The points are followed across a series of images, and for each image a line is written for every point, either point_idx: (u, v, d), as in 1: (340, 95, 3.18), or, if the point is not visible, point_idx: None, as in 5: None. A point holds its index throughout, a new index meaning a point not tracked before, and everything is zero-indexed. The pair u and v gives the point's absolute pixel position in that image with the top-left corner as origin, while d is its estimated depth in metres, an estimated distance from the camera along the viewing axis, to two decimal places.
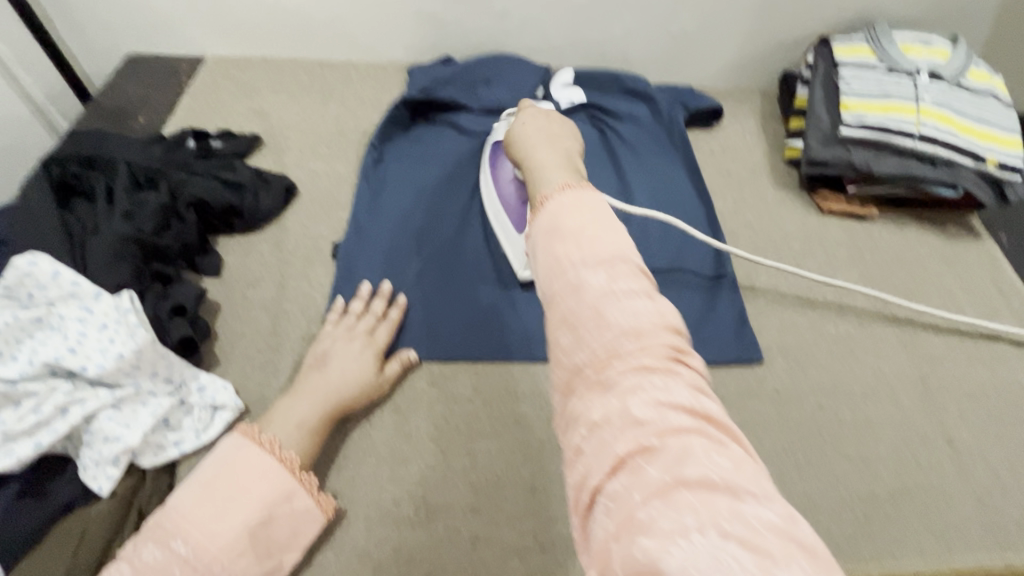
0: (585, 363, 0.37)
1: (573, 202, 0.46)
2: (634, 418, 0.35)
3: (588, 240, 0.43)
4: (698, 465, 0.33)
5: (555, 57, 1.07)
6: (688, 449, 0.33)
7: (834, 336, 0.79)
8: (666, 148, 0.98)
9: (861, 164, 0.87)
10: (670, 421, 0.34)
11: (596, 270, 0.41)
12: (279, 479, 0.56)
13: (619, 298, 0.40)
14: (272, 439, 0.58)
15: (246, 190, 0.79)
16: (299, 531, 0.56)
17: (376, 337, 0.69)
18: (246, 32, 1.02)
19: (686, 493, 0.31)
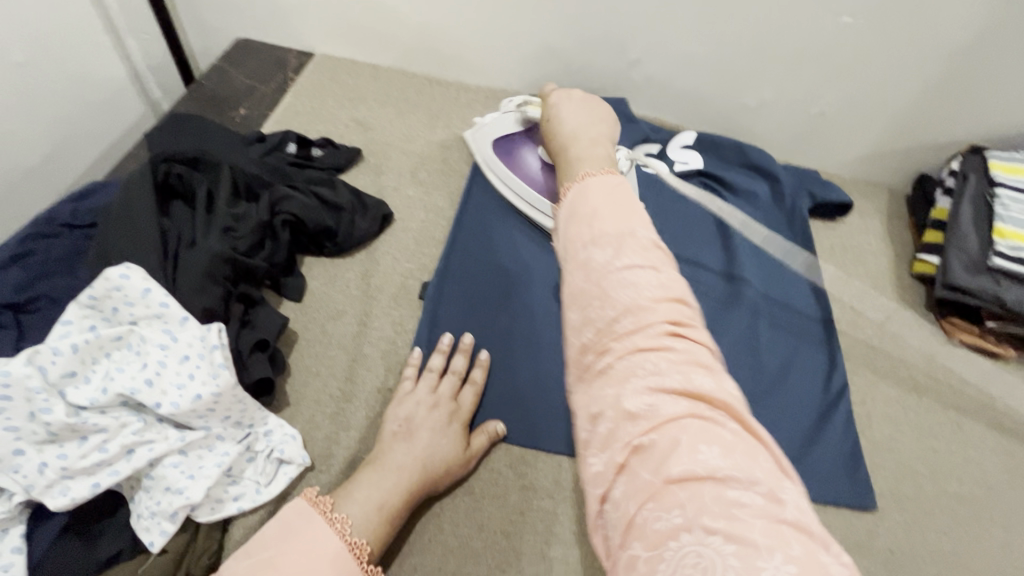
0: (597, 326, 0.37)
1: (596, 185, 0.43)
2: (625, 411, 0.33)
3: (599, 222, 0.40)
4: (696, 422, 0.32)
5: (676, 116, 1.00)
6: (691, 437, 0.32)
7: (958, 495, 0.69)
8: (784, 236, 0.90)
9: (1013, 303, 0.77)
10: (662, 410, 0.33)
11: (607, 248, 0.39)
12: (343, 570, 0.48)
13: (634, 242, 0.39)
14: (344, 518, 0.51)
15: (344, 213, 0.73)
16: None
17: (462, 404, 0.62)
18: (361, 36, 0.97)
19: (675, 491, 0.30)
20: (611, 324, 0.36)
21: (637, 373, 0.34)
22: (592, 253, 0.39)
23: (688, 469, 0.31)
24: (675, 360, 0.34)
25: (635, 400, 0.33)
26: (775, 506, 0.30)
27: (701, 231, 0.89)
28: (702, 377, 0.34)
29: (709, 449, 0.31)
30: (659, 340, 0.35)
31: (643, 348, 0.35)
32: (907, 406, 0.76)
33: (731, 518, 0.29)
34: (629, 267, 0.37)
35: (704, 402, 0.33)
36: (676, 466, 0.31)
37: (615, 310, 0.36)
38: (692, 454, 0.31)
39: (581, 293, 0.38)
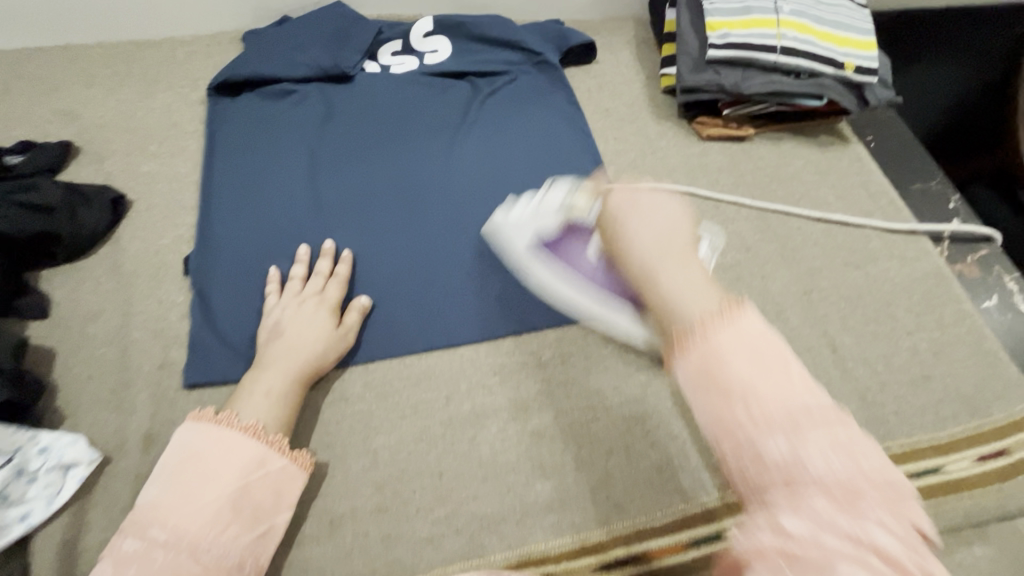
0: (740, 446, 0.37)
1: (646, 202, 0.53)
2: (765, 446, 0.36)
3: (656, 269, 0.46)
4: (822, 431, 0.36)
5: (412, 6, 0.97)
6: (821, 468, 0.34)
7: (722, 265, 0.80)
8: (544, 90, 0.92)
9: (731, 87, 0.86)
10: (775, 445, 0.36)
11: (703, 307, 0.42)
12: (247, 446, 0.53)
13: (756, 329, 0.40)
14: (229, 413, 0.55)
15: (60, 212, 0.67)
16: (283, 492, 0.54)
17: (328, 295, 0.67)
18: (30, 16, 0.85)
19: (818, 501, 0.34)
20: (769, 452, 0.36)
21: (752, 389, 0.38)
22: (738, 360, 0.39)
23: (840, 491, 0.34)
24: (818, 443, 0.35)
25: (780, 448, 0.36)
26: (885, 515, 0.33)
27: (462, 109, 0.88)
28: (768, 388, 0.37)
29: (825, 458, 0.35)
30: (793, 397, 0.37)
31: (727, 355, 0.39)
32: None
33: (829, 476, 0.34)
34: (741, 358, 0.39)
35: (801, 387, 0.38)
36: (812, 544, 0.32)
37: (780, 419, 0.36)
38: (808, 477, 0.34)
39: (719, 373, 0.39)
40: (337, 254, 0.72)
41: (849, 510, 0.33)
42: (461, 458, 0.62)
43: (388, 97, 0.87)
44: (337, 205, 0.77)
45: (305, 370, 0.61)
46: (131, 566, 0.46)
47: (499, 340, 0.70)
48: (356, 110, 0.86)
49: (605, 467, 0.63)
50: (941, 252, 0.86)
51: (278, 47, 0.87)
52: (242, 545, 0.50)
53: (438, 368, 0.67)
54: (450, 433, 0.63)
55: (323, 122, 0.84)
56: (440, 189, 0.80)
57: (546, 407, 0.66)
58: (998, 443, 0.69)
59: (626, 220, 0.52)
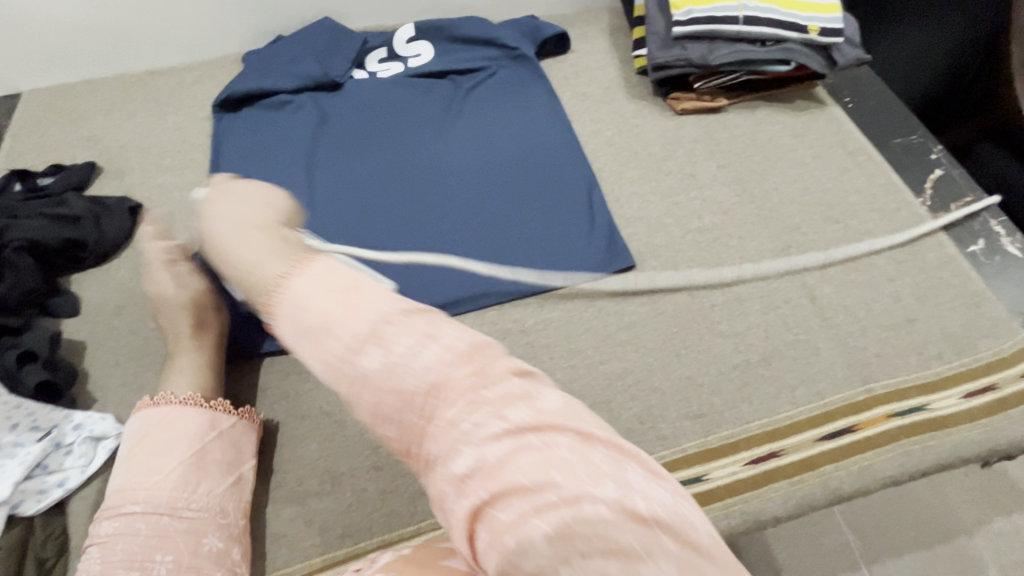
0: (517, 476, 0.31)
1: (309, 281, 0.39)
2: (479, 445, 0.32)
3: (303, 307, 0.37)
4: (572, 438, 0.32)
5: (394, 16, 1.04)
6: (550, 483, 0.30)
7: (700, 228, 0.82)
8: (522, 80, 0.97)
9: (698, 59, 0.89)
10: (492, 456, 0.31)
11: (367, 348, 0.35)
12: (192, 415, 0.58)
13: (363, 342, 0.35)
14: (164, 393, 0.60)
15: (85, 221, 0.75)
16: (240, 447, 0.60)
17: (248, 285, 0.72)
18: (56, 56, 0.95)
19: (538, 519, 0.29)
20: (506, 452, 0.31)
21: (405, 380, 0.34)
22: (506, 391, 0.34)
23: (531, 493, 0.30)
24: (567, 475, 0.31)
25: (467, 439, 0.32)
26: (622, 518, 0.29)
27: (445, 104, 0.94)
28: (476, 398, 0.33)
29: (542, 463, 0.31)
30: (473, 390, 0.33)
31: (394, 355, 0.35)
32: (651, 179, 0.88)
33: (551, 505, 0.30)
34: (512, 384, 0.34)
35: (501, 391, 0.34)
36: (521, 533, 0.29)
37: (519, 415, 0.33)
38: (516, 470, 0.31)
39: (377, 381, 0.34)
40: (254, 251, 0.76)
41: (576, 510, 0.29)
42: None
43: (376, 100, 0.94)
44: (333, 200, 0.83)
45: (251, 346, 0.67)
46: (117, 542, 0.51)
47: (485, 311, 0.75)
48: (346, 114, 0.92)
49: None
50: (923, 202, 0.86)
51: (273, 62, 0.95)
52: (216, 496, 0.56)
53: None
54: None
55: (317, 126, 0.90)
56: (427, 179, 0.86)
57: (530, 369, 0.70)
58: (985, 379, 0.70)
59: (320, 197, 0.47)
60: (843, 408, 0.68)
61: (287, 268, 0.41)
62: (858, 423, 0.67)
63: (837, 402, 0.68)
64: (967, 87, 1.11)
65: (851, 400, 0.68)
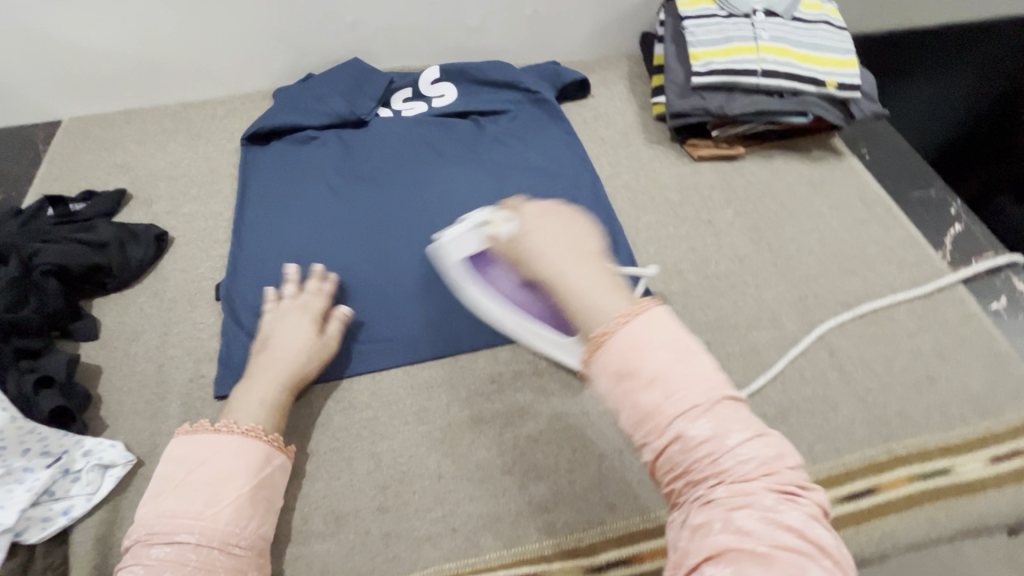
0: (777, 546, 0.37)
1: (647, 328, 0.43)
2: (732, 505, 0.39)
3: (642, 348, 0.43)
4: (808, 521, 0.39)
5: (420, 57, 1.07)
6: (788, 555, 0.37)
7: (715, 275, 0.82)
8: (542, 123, 0.99)
9: (716, 109, 0.91)
10: (757, 520, 0.38)
11: (696, 418, 0.41)
12: (253, 449, 0.59)
13: (681, 364, 0.43)
14: (228, 421, 0.60)
15: (112, 248, 0.77)
16: (286, 482, 0.62)
17: (314, 308, 0.72)
18: (97, 88, 0.99)
19: (761, 572, 0.36)
20: (780, 529, 0.38)
21: (721, 451, 0.41)
22: (789, 485, 0.40)
23: (768, 555, 0.37)
24: (785, 544, 0.37)
25: (727, 498, 0.40)
26: None
27: (466, 143, 0.96)
28: (735, 458, 0.40)
29: (792, 544, 0.37)
30: (768, 476, 0.40)
31: (725, 435, 0.41)
32: (667, 224, 0.88)
33: (786, 565, 0.36)
34: (792, 477, 0.41)
35: (784, 484, 0.40)
36: (742, 562, 0.37)
37: (779, 504, 0.39)
38: (761, 538, 0.38)
39: (666, 433, 0.41)
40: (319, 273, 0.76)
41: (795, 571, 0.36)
42: (460, 460, 0.65)
43: (399, 137, 0.96)
44: (352, 232, 0.85)
45: (266, 375, 0.66)
46: (165, 570, 0.51)
47: (497, 349, 0.74)
48: (371, 150, 0.95)
49: (599, 469, 0.65)
50: (943, 256, 0.85)
51: (303, 99, 0.98)
52: (260, 532, 0.57)
53: (438, 377, 0.71)
54: (449, 437, 0.67)
55: (342, 161, 0.93)
56: (445, 215, 0.87)
57: (542, 412, 0.69)
58: (1010, 444, 0.67)
59: (524, 228, 0.52)
60: (864, 467, 0.66)
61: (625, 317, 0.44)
62: (880, 484, 0.65)
63: (857, 461, 0.66)
64: (972, 151, 1.20)
65: (872, 460, 0.66)
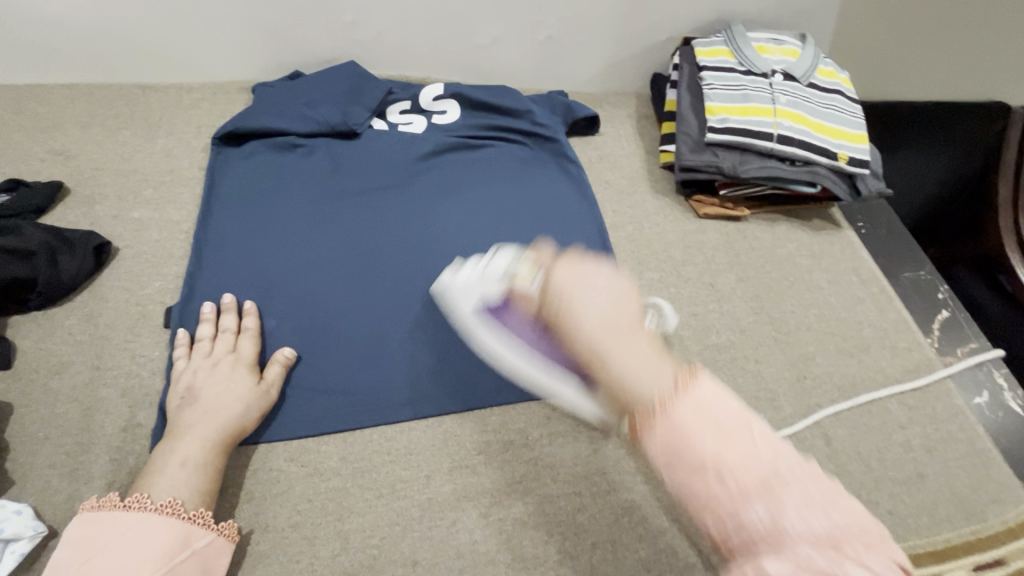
0: (724, 520, 0.38)
1: (590, 284, 0.52)
2: (679, 460, 0.40)
3: (587, 305, 0.50)
4: (745, 450, 0.39)
5: (420, 69, 0.99)
6: (729, 490, 0.38)
7: (716, 345, 0.79)
8: (548, 159, 0.94)
9: (729, 169, 0.87)
10: (711, 471, 0.39)
11: (602, 328, 0.48)
12: (167, 529, 0.50)
13: (596, 288, 0.51)
14: (138, 494, 0.51)
15: (39, 257, 0.65)
16: (211, 571, 0.51)
17: (243, 352, 0.64)
18: (38, 56, 0.85)
19: (713, 515, 0.39)
20: (710, 492, 0.39)
21: (644, 386, 0.44)
22: (686, 420, 0.40)
23: (717, 493, 0.38)
24: (708, 452, 0.39)
25: (686, 452, 0.40)
26: (785, 524, 0.37)
27: (467, 173, 0.89)
28: (632, 364, 0.46)
29: (751, 495, 0.38)
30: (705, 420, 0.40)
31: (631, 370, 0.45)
32: (670, 284, 0.85)
33: (740, 505, 0.38)
34: (689, 411, 0.41)
35: (716, 415, 0.41)
36: (706, 490, 0.39)
37: (712, 468, 0.39)
38: (708, 475, 0.39)
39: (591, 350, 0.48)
40: (240, 307, 0.69)
41: (746, 491, 0.38)
42: (438, 545, 0.58)
43: (391, 156, 0.88)
44: (334, 262, 0.75)
45: (227, 433, 0.58)
46: None
47: (486, 413, 0.67)
48: (358, 167, 0.85)
49: (591, 562, 0.59)
50: (932, 342, 0.86)
51: (288, 101, 0.88)
52: None
53: (420, 442, 0.64)
54: (428, 516, 0.59)
55: (325, 175, 0.83)
56: (439, 253, 0.79)
57: (532, 491, 0.62)
58: (993, 551, 0.67)
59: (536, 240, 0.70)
60: None
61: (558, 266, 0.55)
62: None
63: None
64: None
65: None
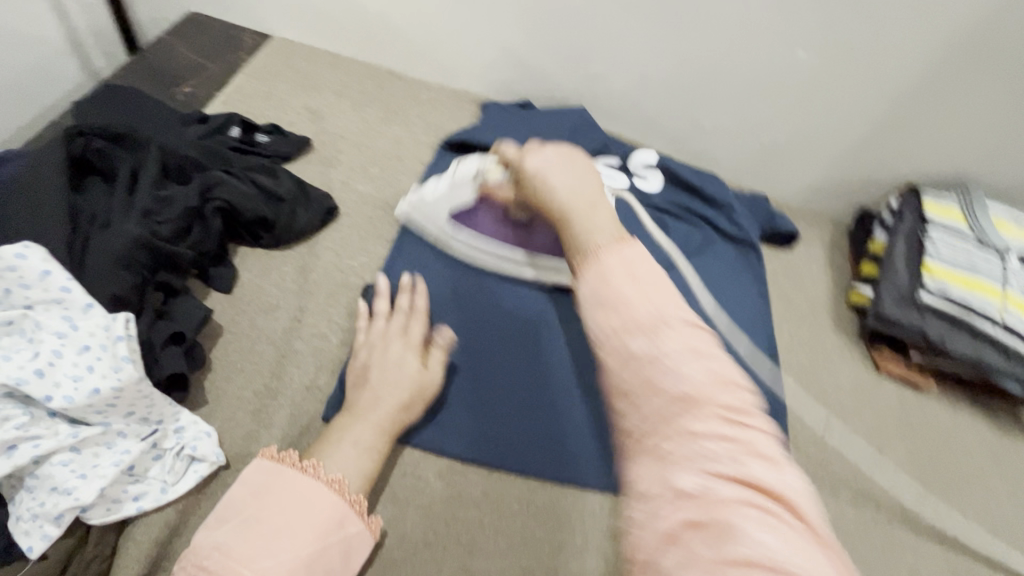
0: (656, 469, 0.33)
1: (618, 257, 0.40)
2: (679, 488, 0.32)
3: (625, 301, 0.37)
4: (729, 421, 0.33)
5: (636, 132, 1.01)
6: (701, 458, 0.32)
7: (872, 518, 0.73)
8: (738, 260, 0.91)
9: (934, 337, 0.81)
10: (717, 488, 0.31)
11: (645, 338, 0.36)
12: (330, 504, 0.50)
13: (631, 258, 0.40)
14: (313, 461, 0.52)
15: (283, 203, 0.70)
16: (352, 558, 0.51)
17: (411, 334, 0.63)
18: (321, 24, 0.94)
19: (699, 531, 0.31)
20: (626, 339, 0.36)
21: (664, 372, 0.35)
22: (673, 379, 0.34)
23: (705, 490, 0.31)
24: (680, 426, 0.33)
25: (692, 477, 0.32)
26: (746, 457, 0.33)
27: (658, 246, 0.88)
28: (636, 302, 0.37)
29: (720, 466, 0.32)
30: (695, 402, 0.34)
31: (663, 357, 0.35)
32: (833, 434, 0.79)
33: (729, 510, 0.31)
34: (617, 266, 0.39)
35: (734, 411, 0.34)
36: (679, 455, 0.33)
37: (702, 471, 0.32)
38: (688, 466, 0.32)
39: (613, 341, 0.37)
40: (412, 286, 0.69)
41: (722, 455, 0.32)
42: None
43: None
44: None
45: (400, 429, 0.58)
46: None
47: None
48: None
49: None
50: None
51: (515, 123, 0.91)
52: None
53: (558, 506, 0.62)
54: None
55: None
56: None
57: None
58: None
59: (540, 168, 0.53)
60: None
61: (604, 245, 0.41)
62: None
63: None
64: None
65: None
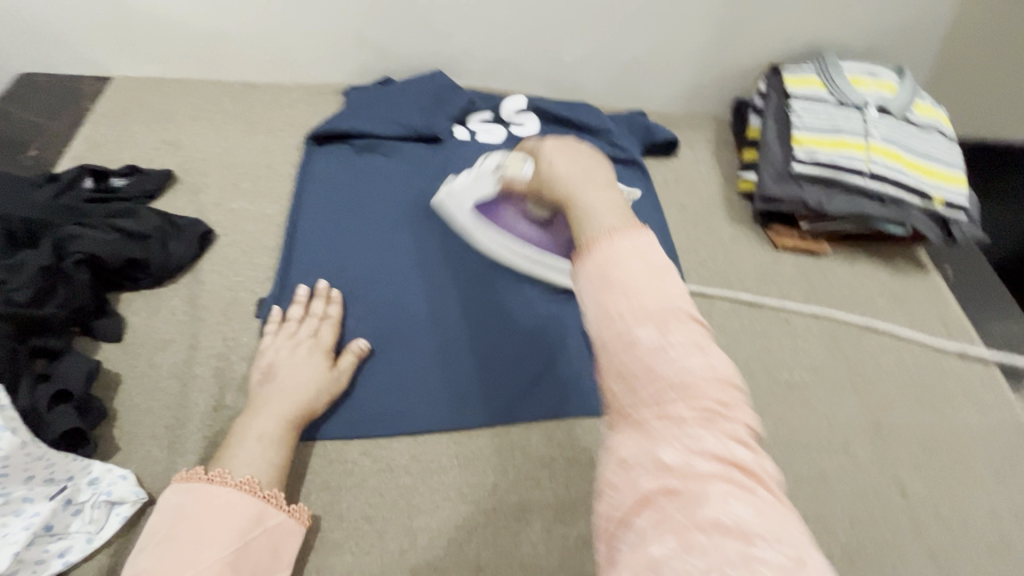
0: (636, 477, 0.33)
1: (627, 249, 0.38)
2: (664, 464, 0.32)
3: (633, 287, 0.36)
4: (746, 444, 0.33)
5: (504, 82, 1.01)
6: (720, 494, 0.31)
7: (788, 382, 0.77)
8: (625, 179, 0.94)
9: (814, 203, 0.85)
10: (699, 469, 0.31)
11: (647, 324, 0.36)
12: (245, 505, 0.52)
13: (640, 247, 0.38)
14: (220, 469, 0.53)
15: (152, 240, 0.70)
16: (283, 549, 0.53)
17: (322, 338, 0.67)
18: (157, 52, 0.92)
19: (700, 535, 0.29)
20: (627, 339, 0.35)
21: (681, 370, 0.34)
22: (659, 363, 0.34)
23: (699, 491, 0.31)
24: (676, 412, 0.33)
25: (698, 462, 0.32)
26: (737, 479, 0.31)
27: None
28: (649, 286, 0.37)
29: (738, 504, 0.30)
30: (707, 415, 0.33)
31: (670, 345, 0.35)
32: (742, 317, 0.83)
33: (726, 513, 0.30)
34: (630, 257, 0.38)
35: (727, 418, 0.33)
36: (687, 480, 0.31)
37: (676, 387, 0.34)
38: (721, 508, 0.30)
39: (628, 368, 0.35)
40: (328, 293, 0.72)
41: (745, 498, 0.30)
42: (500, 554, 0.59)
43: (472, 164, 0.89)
44: (410, 263, 0.78)
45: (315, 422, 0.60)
46: None
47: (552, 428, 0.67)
48: (439, 172, 0.88)
49: None
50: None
51: (377, 105, 0.91)
52: None
53: (486, 451, 0.65)
54: (492, 525, 0.60)
55: (407, 178, 0.86)
56: None
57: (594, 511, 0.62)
58: None
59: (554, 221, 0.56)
60: None
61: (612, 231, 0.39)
62: None
63: None
64: None
65: None
